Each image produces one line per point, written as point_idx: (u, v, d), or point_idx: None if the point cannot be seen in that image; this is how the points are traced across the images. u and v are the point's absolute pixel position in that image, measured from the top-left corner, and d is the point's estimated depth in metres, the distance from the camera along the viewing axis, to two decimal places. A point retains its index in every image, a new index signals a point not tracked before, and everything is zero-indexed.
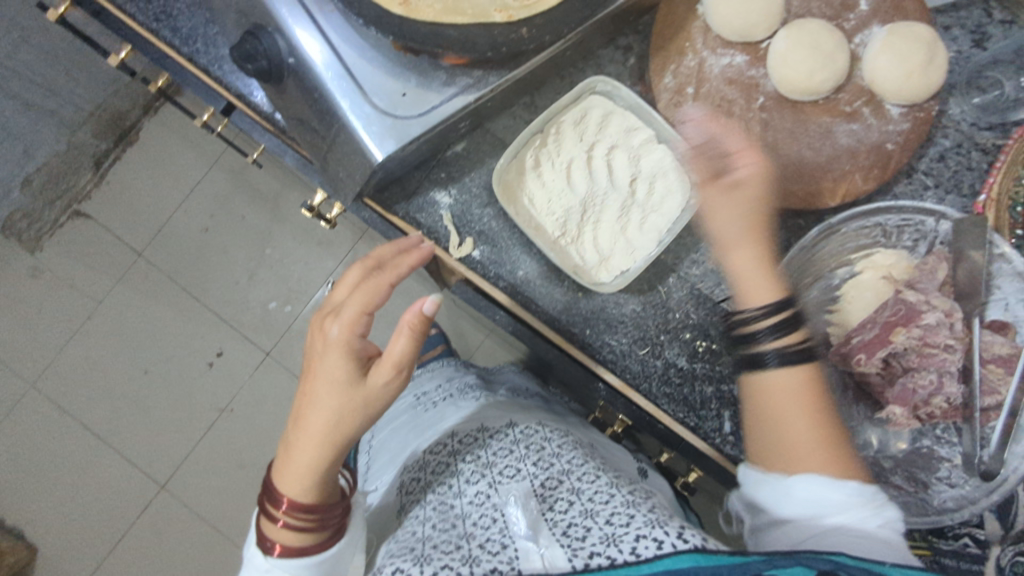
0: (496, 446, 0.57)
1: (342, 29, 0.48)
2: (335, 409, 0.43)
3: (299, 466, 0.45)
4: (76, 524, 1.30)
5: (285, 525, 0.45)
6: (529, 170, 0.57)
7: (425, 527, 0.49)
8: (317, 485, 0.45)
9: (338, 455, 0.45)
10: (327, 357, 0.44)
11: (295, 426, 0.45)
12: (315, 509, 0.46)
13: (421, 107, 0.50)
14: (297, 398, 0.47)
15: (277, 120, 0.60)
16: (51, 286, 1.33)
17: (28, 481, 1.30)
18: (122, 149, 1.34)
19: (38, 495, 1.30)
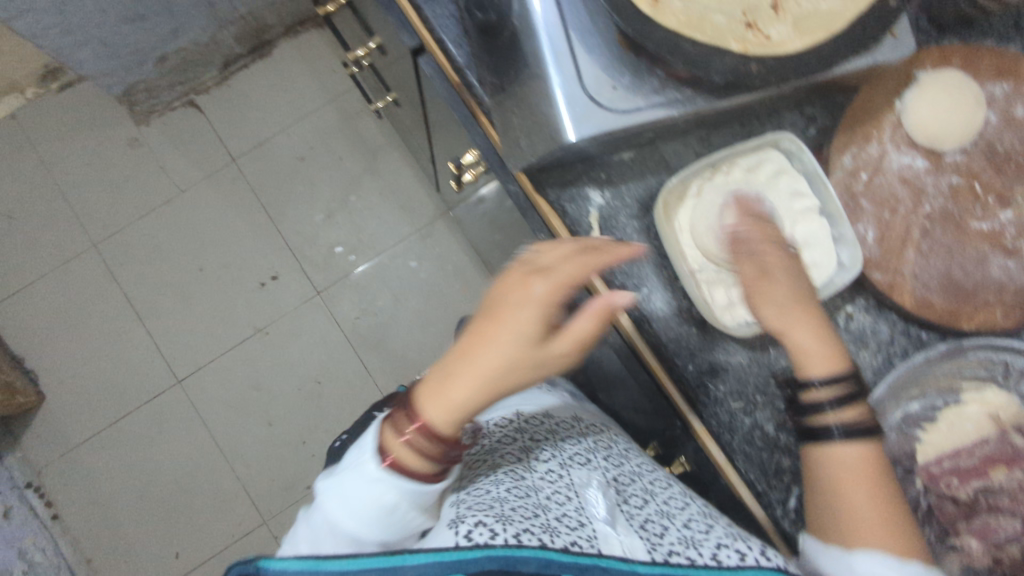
0: (566, 436, 0.63)
1: (578, 9, 0.51)
2: (512, 359, 0.44)
3: (450, 405, 0.44)
4: (101, 378, 1.44)
5: (413, 442, 0.44)
6: (688, 198, 0.58)
7: (498, 487, 0.51)
8: (456, 425, 0.44)
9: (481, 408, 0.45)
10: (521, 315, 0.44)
11: (460, 355, 0.45)
12: (442, 442, 0.44)
13: (624, 105, 0.51)
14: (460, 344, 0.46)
15: (468, 76, 0.61)
16: (148, 162, 1.51)
17: (76, 332, 1.46)
18: (251, 59, 1.55)
19: (80, 341, 1.45)
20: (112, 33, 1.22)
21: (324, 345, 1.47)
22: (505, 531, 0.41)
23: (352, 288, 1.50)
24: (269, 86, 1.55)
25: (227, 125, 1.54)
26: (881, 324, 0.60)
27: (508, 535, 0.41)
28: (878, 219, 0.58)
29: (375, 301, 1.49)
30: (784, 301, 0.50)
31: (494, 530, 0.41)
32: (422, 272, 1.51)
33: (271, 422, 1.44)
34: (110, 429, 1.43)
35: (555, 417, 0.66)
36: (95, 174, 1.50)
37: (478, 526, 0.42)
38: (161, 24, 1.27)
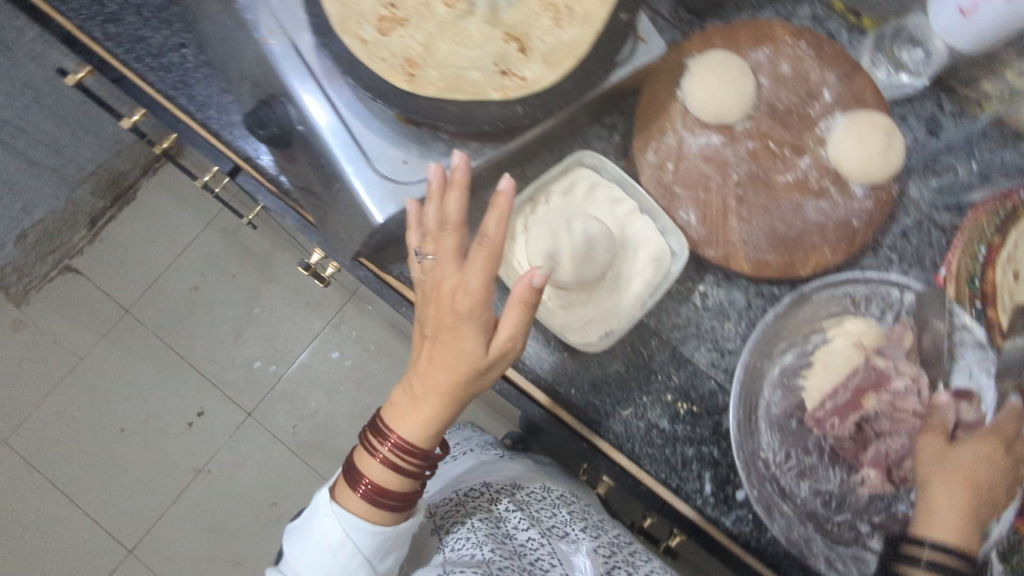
0: (536, 505, 0.70)
1: (352, 100, 0.53)
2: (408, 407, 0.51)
3: (417, 421, 0.50)
4: (45, 575, 1.35)
5: (384, 461, 0.51)
6: (517, 234, 0.60)
7: (479, 549, 0.59)
8: (431, 433, 0.51)
9: (456, 413, 0.51)
10: (463, 333, 0.48)
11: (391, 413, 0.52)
12: (418, 454, 0.51)
13: (421, 173, 0.53)
14: (410, 380, 0.52)
15: (281, 182, 0.63)
16: (37, 338, 1.46)
17: (2, 539, 1.37)
18: (117, 207, 1.53)
19: (13, 545, 1.36)
20: None
21: (270, 463, 1.43)
22: None
23: (283, 398, 1.47)
24: (141, 227, 1.53)
25: (110, 278, 1.51)
26: (735, 294, 0.63)
27: None
28: (695, 201, 0.61)
29: (309, 403, 1.47)
30: (437, 354, 0.49)
31: None
32: (347, 361, 1.50)
33: (239, 559, 1.38)
34: None
35: (522, 486, 0.72)
36: None
37: None
38: (10, 202, 1.24)
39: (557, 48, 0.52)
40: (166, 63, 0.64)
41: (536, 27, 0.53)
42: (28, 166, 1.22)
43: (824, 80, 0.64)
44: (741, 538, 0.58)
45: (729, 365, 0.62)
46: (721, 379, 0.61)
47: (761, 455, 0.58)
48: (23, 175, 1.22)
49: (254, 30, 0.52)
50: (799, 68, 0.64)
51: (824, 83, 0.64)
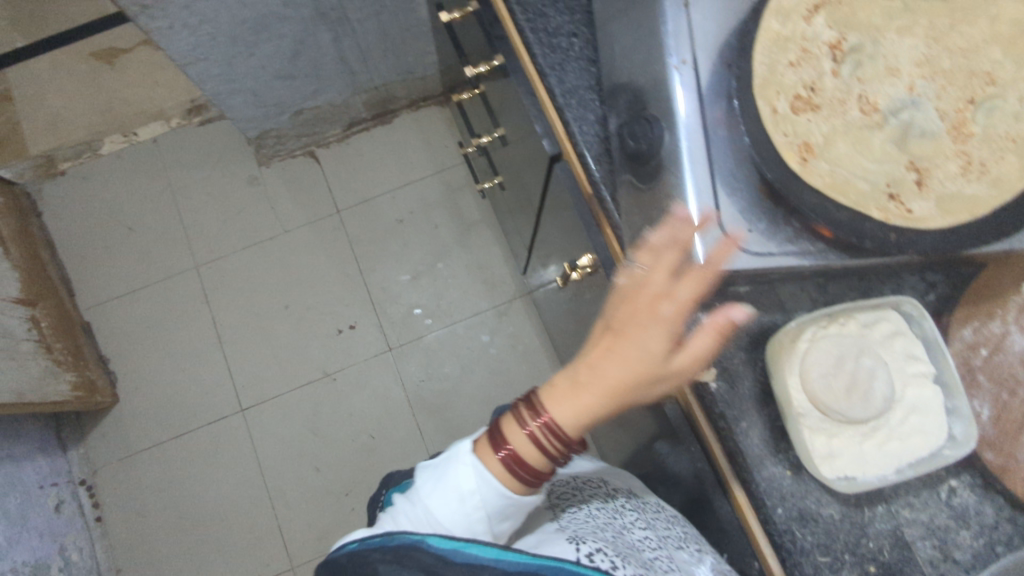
0: (651, 512, 0.71)
1: (727, 158, 0.54)
2: (569, 396, 0.52)
3: (575, 405, 0.52)
4: (173, 392, 1.50)
5: (530, 433, 0.53)
6: (801, 341, 0.58)
7: (603, 531, 0.62)
8: (580, 419, 0.52)
9: (613, 412, 0.52)
10: (647, 330, 0.50)
11: (547, 390, 0.54)
12: (564, 437, 0.52)
13: (759, 247, 0.53)
14: (573, 368, 0.54)
15: (603, 191, 0.65)
16: (260, 199, 1.62)
17: (156, 344, 1.53)
18: (374, 123, 1.67)
19: (162, 354, 1.53)
20: (265, 87, 1.34)
21: (385, 401, 1.50)
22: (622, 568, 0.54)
23: (423, 350, 1.53)
24: (384, 148, 1.66)
25: (338, 178, 1.64)
26: (985, 506, 0.56)
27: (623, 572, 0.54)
28: (995, 398, 0.56)
29: (442, 367, 1.52)
30: (614, 350, 0.51)
31: (611, 564, 0.54)
32: (492, 349, 1.54)
33: (320, 468, 1.45)
34: (166, 444, 1.47)
35: (640, 497, 0.75)
36: (211, 202, 1.62)
37: (596, 555, 0.55)
38: (307, 84, 1.39)
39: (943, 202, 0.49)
40: (554, 44, 0.69)
41: (939, 169, 0.50)
42: (337, 61, 1.36)
43: None
44: None
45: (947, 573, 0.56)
46: None
47: None
48: (329, 67, 1.36)
49: (668, 55, 0.56)
50: None
51: None
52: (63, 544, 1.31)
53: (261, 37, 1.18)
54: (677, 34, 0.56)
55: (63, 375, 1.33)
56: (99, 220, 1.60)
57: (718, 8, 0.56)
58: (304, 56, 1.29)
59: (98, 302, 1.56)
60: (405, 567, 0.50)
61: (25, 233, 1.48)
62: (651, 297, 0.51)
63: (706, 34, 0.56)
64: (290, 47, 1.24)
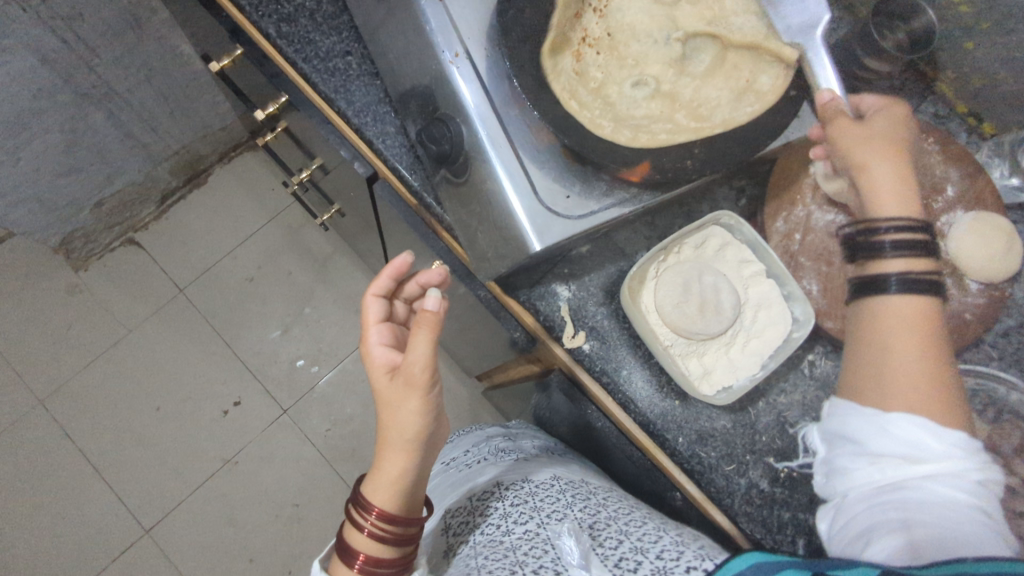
0: (541, 495, 0.67)
1: (523, 132, 0.56)
2: (396, 476, 0.57)
3: (386, 484, 0.57)
4: (60, 543, 1.34)
5: (370, 534, 0.56)
6: (648, 280, 0.62)
7: (477, 557, 0.58)
8: (401, 495, 0.57)
9: (414, 459, 0.57)
10: (405, 408, 0.57)
11: (376, 474, 0.58)
12: (397, 516, 0.57)
13: (581, 211, 0.55)
14: (387, 453, 0.57)
15: (427, 199, 0.64)
16: (90, 305, 1.48)
17: (19, 501, 1.35)
18: (188, 188, 1.56)
19: (29, 508, 1.35)
20: (49, 188, 1.22)
21: (298, 464, 1.43)
22: None
23: (319, 400, 1.48)
24: (208, 212, 1.56)
25: (169, 257, 1.53)
26: (843, 367, 0.63)
27: None
28: (819, 273, 0.62)
29: (344, 410, 1.48)
30: (401, 419, 0.57)
31: None
32: None
33: (253, 556, 1.37)
34: None
35: (533, 479, 0.72)
36: (32, 327, 1.45)
37: None
38: (96, 171, 1.27)
39: (721, 119, 0.54)
40: (331, 68, 0.67)
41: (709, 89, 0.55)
42: (122, 138, 1.25)
43: (948, 175, 0.67)
44: None
45: None
46: None
47: None
48: (115, 147, 1.26)
49: (440, 52, 0.56)
50: (927, 160, 0.66)
51: (948, 178, 0.66)
52: None
53: (22, 138, 1.06)
54: (443, 29, 0.56)
55: None
56: None
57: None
58: (82, 144, 1.18)
59: None
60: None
61: None
62: (381, 372, 0.60)
63: (466, 24, 0.57)
64: (61, 139, 1.13)
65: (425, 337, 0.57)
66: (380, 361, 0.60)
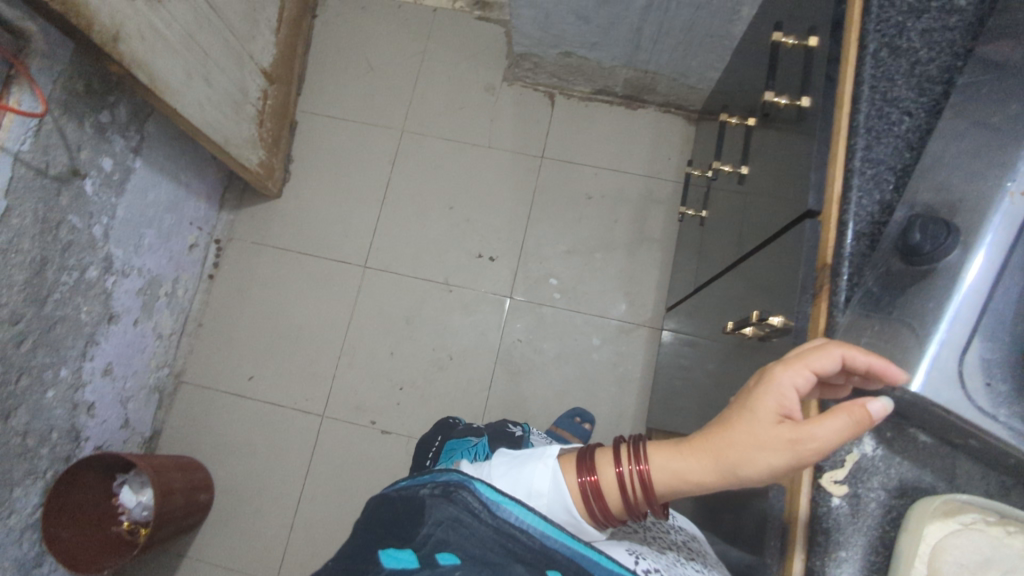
0: None
1: (1006, 302, 0.50)
2: (682, 476, 0.61)
3: (681, 466, 0.61)
4: (326, 220, 1.64)
5: (619, 476, 0.62)
6: (952, 521, 0.53)
7: None
8: (672, 484, 0.61)
9: (711, 482, 0.60)
10: (759, 455, 0.56)
11: (675, 455, 0.62)
12: (646, 494, 0.62)
13: (985, 406, 0.49)
14: (699, 456, 0.60)
15: (842, 267, 0.62)
16: (487, 107, 1.69)
17: (334, 174, 1.67)
18: (620, 102, 1.67)
19: (336, 181, 1.66)
20: (556, 17, 1.39)
21: (478, 337, 1.53)
22: None
23: (535, 317, 1.54)
24: (614, 128, 1.66)
25: (559, 129, 1.67)
26: None
27: None
28: None
29: (542, 341, 1.53)
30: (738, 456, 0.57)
31: None
32: (595, 354, 1.52)
33: (393, 353, 1.53)
34: (294, 255, 1.61)
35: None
36: (446, 86, 1.71)
37: None
38: (590, 34, 1.43)
39: None
40: (883, 110, 0.65)
41: None
42: (631, 29, 1.37)
43: None
44: None
45: None
46: None
47: None
48: (621, 30, 1.38)
49: (1008, 179, 0.52)
50: None
51: None
52: (179, 277, 1.51)
53: None
54: None
55: (257, 149, 1.51)
56: (353, 48, 1.75)
57: None
58: (608, 8, 1.32)
59: (314, 110, 1.71)
60: (450, 502, 0.56)
61: (297, 24, 1.66)
62: (771, 405, 0.56)
63: None
64: None
65: (842, 427, 0.51)
66: (777, 396, 0.56)
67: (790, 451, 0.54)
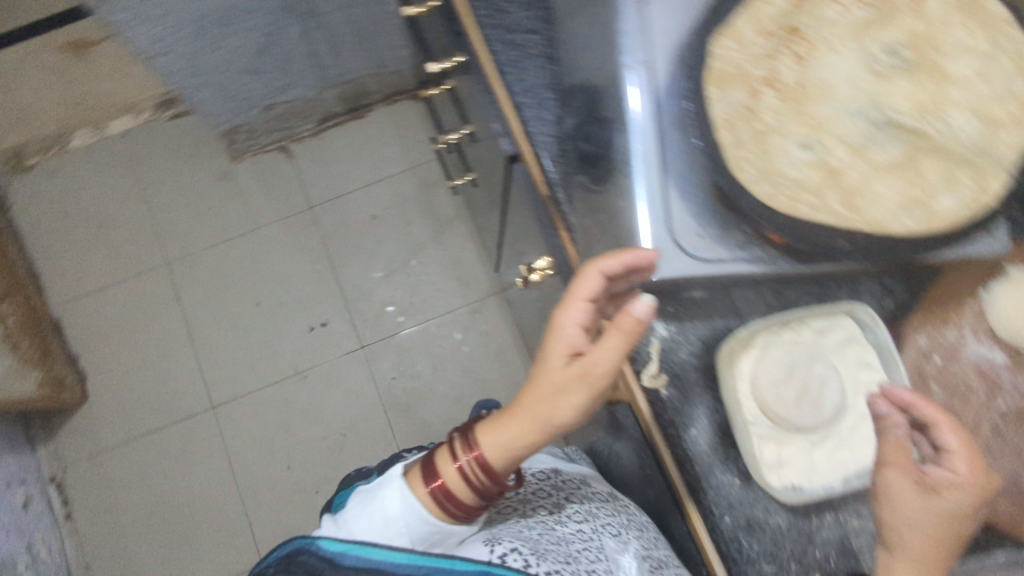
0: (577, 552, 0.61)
1: (677, 159, 0.55)
2: (512, 445, 0.55)
3: (503, 442, 0.56)
4: (146, 388, 1.50)
5: (459, 470, 0.56)
6: (753, 348, 0.58)
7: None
8: (507, 461, 0.56)
9: (534, 445, 0.56)
10: (566, 397, 0.53)
11: (499, 427, 0.57)
12: (487, 480, 0.56)
13: (705, 252, 0.53)
14: (518, 418, 0.56)
15: (558, 192, 0.61)
16: (233, 195, 1.61)
17: (126, 343, 1.53)
18: (348, 118, 1.65)
19: (133, 349, 1.53)
20: (231, 82, 1.34)
21: (357, 400, 1.49)
22: (536, 565, 0.54)
23: (395, 349, 1.52)
24: (358, 144, 1.64)
25: (311, 174, 1.62)
26: None
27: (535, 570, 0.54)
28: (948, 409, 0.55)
29: (414, 366, 1.51)
30: (551, 401, 0.54)
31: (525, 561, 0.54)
32: (464, 347, 1.52)
33: (291, 465, 1.44)
34: (134, 443, 1.47)
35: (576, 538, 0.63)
36: (182, 198, 1.61)
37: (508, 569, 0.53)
38: (274, 80, 1.39)
39: (876, 214, 0.48)
40: (513, 40, 0.66)
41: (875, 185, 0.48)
42: (305, 56, 1.35)
43: None
44: None
45: None
46: None
47: None
48: (297, 63, 1.36)
49: (624, 60, 0.58)
50: None
51: None
52: (31, 542, 1.31)
53: (222, 32, 1.16)
54: (635, 41, 0.58)
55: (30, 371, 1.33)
56: (66, 217, 1.60)
57: (675, 10, 0.57)
58: (270, 52, 1.28)
59: (65, 298, 1.56)
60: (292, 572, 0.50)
61: None
62: (562, 346, 0.55)
63: (657, 44, 0.57)
64: (256, 42, 1.24)
65: (618, 342, 0.52)
66: (565, 339, 0.55)
67: (586, 381, 0.53)
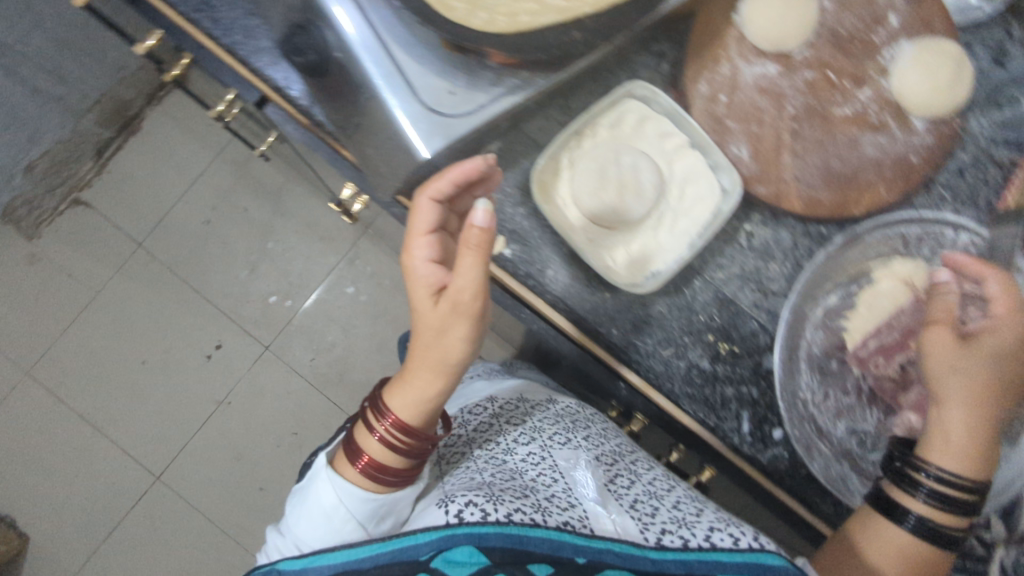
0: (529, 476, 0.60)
1: (391, 23, 0.49)
2: (421, 399, 0.54)
3: (413, 399, 0.54)
4: (77, 496, 1.40)
5: (381, 440, 0.55)
6: (562, 172, 0.59)
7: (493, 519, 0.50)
8: (425, 415, 0.55)
9: (442, 388, 0.54)
10: (450, 331, 0.52)
11: (401, 382, 0.55)
12: (412, 439, 0.55)
13: (468, 106, 0.51)
14: (416, 369, 0.54)
15: (315, 114, 0.60)
16: (52, 273, 1.44)
17: (29, 469, 1.39)
18: (123, 138, 1.47)
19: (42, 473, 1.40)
20: None
21: (290, 396, 1.45)
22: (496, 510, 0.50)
23: (299, 332, 1.47)
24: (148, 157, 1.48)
25: (117, 211, 1.47)
26: (782, 233, 0.62)
27: (497, 512, 0.50)
28: (748, 135, 0.58)
29: (325, 338, 1.48)
30: (438, 340, 0.52)
31: (485, 508, 0.50)
32: (362, 296, 1.49)
33: (263, 485, 1.42)
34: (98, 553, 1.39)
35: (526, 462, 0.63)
36: None
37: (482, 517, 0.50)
38: None
39: None
40: None
41: None
42: None
43: (891, 2, 0.59)
44: (776, 475, 0.59)
45: (771, 306, 0.61)
46: (763, 320, 0.61)
47: (801, 396, 0.58)
48: None
49: None
50: None
51: (890, 7, 0.59)
52: None
53: None
54: None
55: None
56: None
57: None
58: None
59: None
60: None
61: None
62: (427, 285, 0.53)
63: None
64: None
65: (473, 259, 0.50)
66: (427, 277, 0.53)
67: (459, 308, 0.51)
